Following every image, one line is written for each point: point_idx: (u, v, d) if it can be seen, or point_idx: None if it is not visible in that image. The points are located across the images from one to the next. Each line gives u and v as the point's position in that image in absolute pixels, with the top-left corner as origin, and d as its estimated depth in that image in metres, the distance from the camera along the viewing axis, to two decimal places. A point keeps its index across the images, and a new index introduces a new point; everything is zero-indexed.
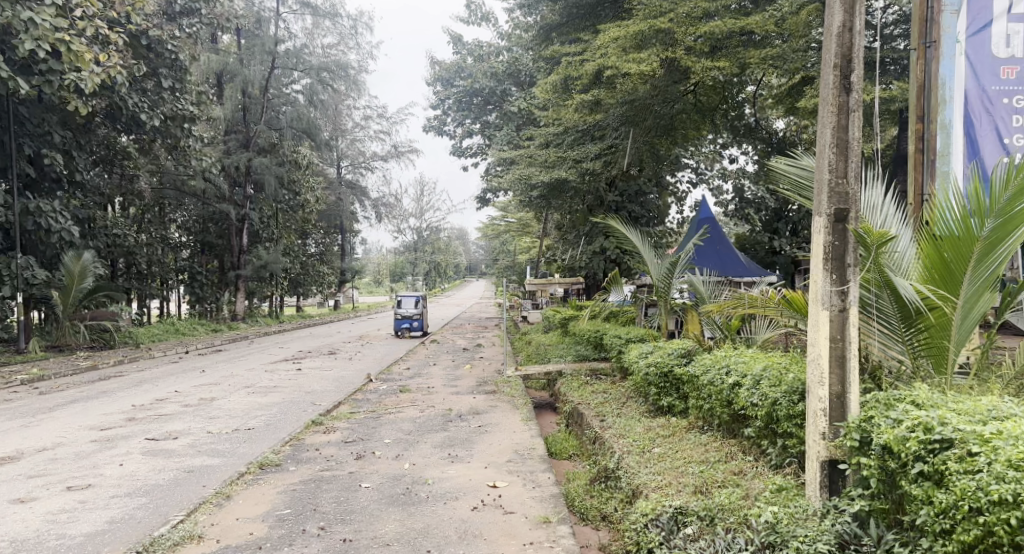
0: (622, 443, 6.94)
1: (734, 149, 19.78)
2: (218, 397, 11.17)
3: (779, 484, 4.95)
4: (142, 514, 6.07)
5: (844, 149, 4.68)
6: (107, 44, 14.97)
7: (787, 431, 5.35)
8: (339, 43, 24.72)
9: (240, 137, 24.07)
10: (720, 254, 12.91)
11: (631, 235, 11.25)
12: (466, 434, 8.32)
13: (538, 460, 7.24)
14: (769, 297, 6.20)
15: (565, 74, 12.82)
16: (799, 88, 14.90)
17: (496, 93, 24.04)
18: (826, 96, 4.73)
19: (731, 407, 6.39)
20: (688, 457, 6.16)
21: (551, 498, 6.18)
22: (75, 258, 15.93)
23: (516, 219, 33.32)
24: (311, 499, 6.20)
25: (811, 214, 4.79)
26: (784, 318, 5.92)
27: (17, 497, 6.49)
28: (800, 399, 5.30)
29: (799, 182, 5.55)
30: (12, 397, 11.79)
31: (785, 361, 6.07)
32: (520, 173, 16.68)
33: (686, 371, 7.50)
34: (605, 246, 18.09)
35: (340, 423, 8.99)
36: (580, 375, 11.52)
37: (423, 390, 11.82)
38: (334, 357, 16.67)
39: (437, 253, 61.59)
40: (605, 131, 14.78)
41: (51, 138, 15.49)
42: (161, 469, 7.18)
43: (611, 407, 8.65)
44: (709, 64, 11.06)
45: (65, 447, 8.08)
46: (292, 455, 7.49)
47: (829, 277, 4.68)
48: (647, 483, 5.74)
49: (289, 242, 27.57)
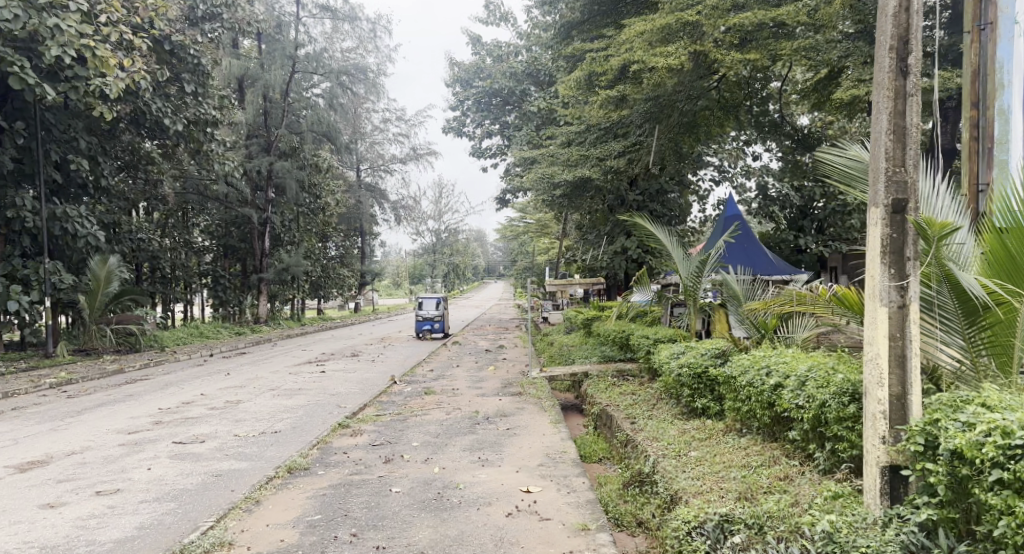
0: (656, 446, 6.75)
1: (758, 145, 19.37)
2: (243, 400, 11.07)
3: (832, 490, 4.73)
4: (171, 520, 5.96)
5: (901, 135, 4.48)
6: (131, 50, 15.02)
7: (837, 434, 5.13)
8: (358, 46, 24.49)
9: (261, 141, 24.10)
10: (747, 253, 12.62)
11: (658, 233, 11.03)
12: (494, 436, 8.15)
13: (569, 463, 7.04)
14: (820, 294, 5.96)
15: (589, 71, 12.52)
16: (826, 83, 14.63)
17: (515, 93, 23.81)
18: (880, 81, 4.51)
19: (773, 409, 6.17)
20: (729, 462, 5.95)
21: (587, 504, 5.99)
22: (101, 262, 16.08)
23: (535, 220, 33.15)
24: (341, 504, 6.06)
25: (867, 205, 4.57)
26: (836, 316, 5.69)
27: (46, 502, 6.41)
28: (851, 401, 5.09)
29: (850, 173, 5.32)
30: (41, 400, 11.79)
31: (831, 361, 5.84)
32: (542, 172, 16.49)
33: (721, 372, 7.27)
34: (627, 246, 17.89)
35: (367, 425, 8.86)
36: (607, 376, 11.32)
37: (447, 391, 11.66)
38: (357, 359, 16.56)
39: (456, 255, 61.56)
40: (629, 127, 14.55)
41: (77, 143, 15.55)
42: (189, 474, 7.08)
43: (641, 409, 8.44)
44: (739, 57, 10.77)
45: (93, 451, 8.01)
46: (321, 458, 7.36)
47: (887, 271, 4.47)
48: (687, 489, 5.53)
49: (311, 245, 27.56)
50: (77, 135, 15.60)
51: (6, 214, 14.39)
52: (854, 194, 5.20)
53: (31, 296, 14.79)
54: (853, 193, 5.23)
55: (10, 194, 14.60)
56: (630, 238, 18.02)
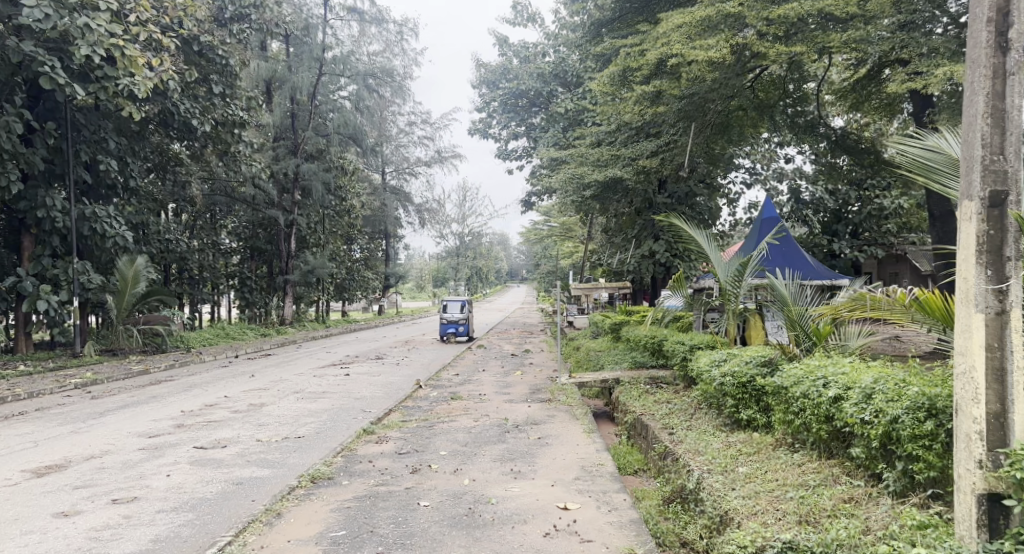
0: (700, 460, 6.31)
1: (791, 147, 18.75)
2: (267, 404, 10.76)
3: (914, 518, 4.38)
4: (188, 532, 5.63)
5: (1001, 119, 4.15)
6: (160, 50, 14.85)
7: (911, 454, 4.72)
8: (385, 50, 24.23)
9: (289, 143, 23.94)
10: (786, 260, 12.07)
11: (697, 235, 10.63)
12: (526, 446, 7.74)
13: (607, 477, 6.61)
14: (896, 299, 5.37)
15: (624, 67, 12.06)
16: (865, 83, 14.20)
17: (542, 94, 23.47)
18: (974, 58, 4.21)
19: (831, 424, 5.72)
20: (784, 481, 5.53)
21: (631, 524, 5.58)
22: (130, 262, 16.01)
23: (559, 224, 32.73)
24: (366, 519, 5.70)
25: (960, 199, 4.26)
26: (915, 323, 5.29)
27: (61, 510, 6.11)
28: (928, 418, 4.67)
29: (924, 164, 5.07)
30: (65, 401, 11.57)
31: (902, 372, 5.40)
32: (572, 173, 16.08)
33: (770, 382, 6.82)
34: (655, 250, 17.35)
35: (393, 432, 8.51)
36: (639, 383, 10.82)
37: (475, 397, 11.26)
38: (381, 362, 16.25)
39: (478, 260, 61.20)
40: (661, 127, 14.02)
41: (106, 144, 15.42)
42: (209, 481, 6.76)
43: (680, 420, 7.94)
44: (784, 50, 10.44)
45: (113, 455, 7.72)
46: (345, 467, 7.00)
47: (984, 273, 4.14)
48: (739, 510, 5.18)
49: (336, 247, 27.40)
50: (107, 135, 15.48)
51: (36, 213, 14.24)
52: (939, 189, 4.89)
53: (60, 296, 14.65)
54: (937, 187, 4.92)
55: (41, 193, 14.35)
56: (659, 242, 17.46)
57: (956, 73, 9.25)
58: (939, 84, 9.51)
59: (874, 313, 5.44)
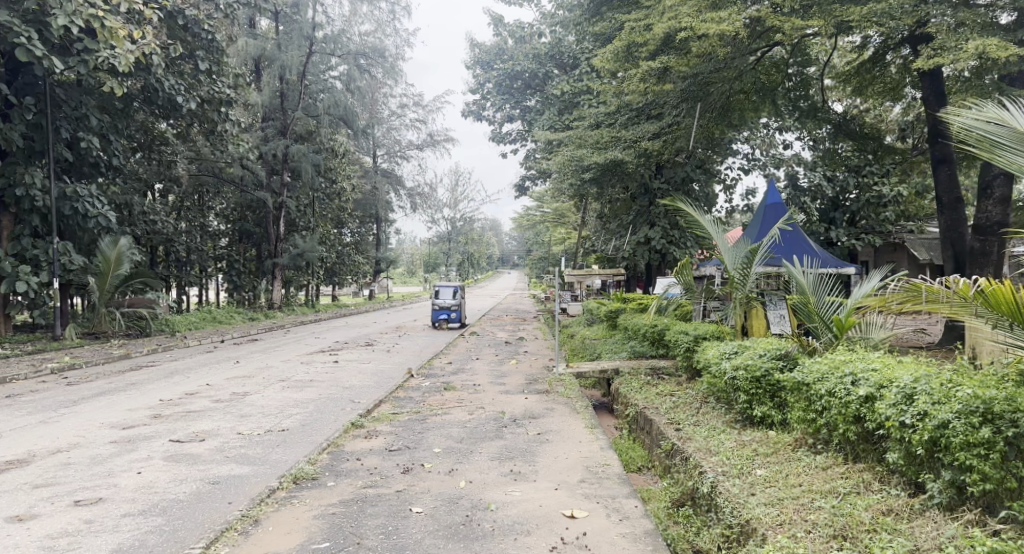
0: (713, 461, 5.77)
1: (791, 133, 18.23)
2: (250, 392, 10.22)
3: (983, 544, 4.06)
4: (156, 541, 5.12)
5: None
6: (141, 22, 14.13)
7: (963, 464, 4.41)
8: (376, 29, 23.17)
9: (278, 124, 23.47)
10: (793, 249, 11.49)
11: (704, 223, 10.04)
12: (526, 443, 7.24)
13: (616, 480, 6.08)
14: (957, 291, 4.85)
15: (629, 42, 11.48)
16: (871, 66, 13.55)
17: (538, 76, 22.64)
18: None
19: (860, 425, 5.26)
20: (809, 487, 5.06)
21: (646, 536, 5.10)
22: (113, 243, 15.13)
23: (552, 210, 32.15)
24: (352, 528, 5.22)
25: None
26: (980, 317, 4.81)
27: (15, 514, 5.56)
28: (982, 424, 4.40)
29: (986, 138, 4.75)
30: (38, 387, 11.02)
31: (947, 372, 5.00)
32: (570, 155, 15.44)
33: (789, 377, 6.32)
34: (650, 236, 16.74)
35: (382, 425, 7.99)
36: (640, 374, 10.32)
37: (468, 387, 10.76)
38: (372, 349, 15.65)
39: (469, 245, 60.33)
40: (663, 108, 13.20)
41: (88, 121, 14.72)
42: (183, 480, 6.23)
43: (686, 414, 7.38)
44: (799, 24, 9.91)
45: (81, 449, 7.19)
46: (330, 466, 6.49)
47: None
48: (763, 519, 4.73)
49: (325, 231, 26.69)
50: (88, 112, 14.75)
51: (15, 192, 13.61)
52: (1000, 163, 4.64)
53: (40, 277, 14.06)
54: (996, 160, 4.67)
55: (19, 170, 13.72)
56: (655, 228, 16.86)
57: (987, 48, 8.73)
58: (967, 61, 8.99)
59: (931, 307, 4.92)
